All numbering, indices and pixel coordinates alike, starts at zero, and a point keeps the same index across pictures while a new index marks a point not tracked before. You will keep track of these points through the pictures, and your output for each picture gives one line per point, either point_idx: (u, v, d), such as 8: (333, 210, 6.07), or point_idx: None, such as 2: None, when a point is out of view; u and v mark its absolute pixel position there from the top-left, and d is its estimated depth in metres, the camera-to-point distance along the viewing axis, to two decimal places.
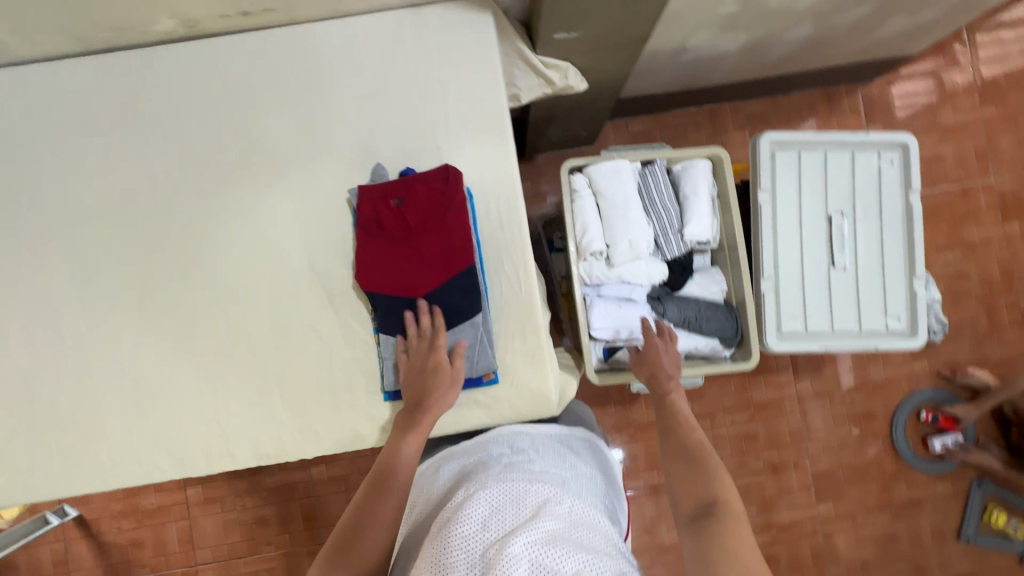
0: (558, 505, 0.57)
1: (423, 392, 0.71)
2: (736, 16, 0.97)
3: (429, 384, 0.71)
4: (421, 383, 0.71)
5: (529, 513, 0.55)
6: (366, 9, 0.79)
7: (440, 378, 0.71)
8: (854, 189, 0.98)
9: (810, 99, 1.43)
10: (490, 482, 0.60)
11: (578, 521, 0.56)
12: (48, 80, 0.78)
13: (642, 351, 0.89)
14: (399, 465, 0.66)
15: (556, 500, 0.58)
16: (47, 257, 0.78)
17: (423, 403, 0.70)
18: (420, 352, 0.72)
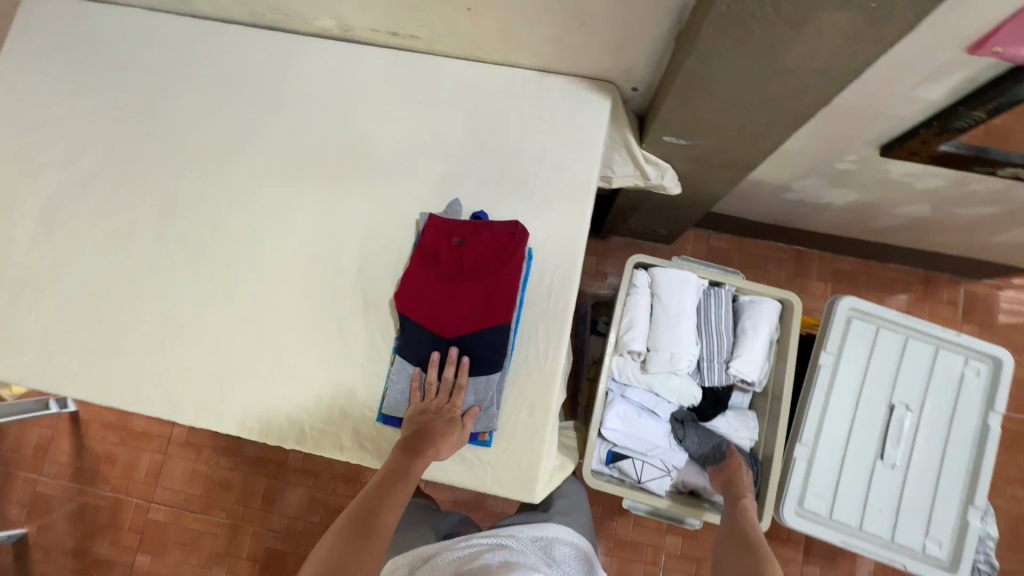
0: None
1: (429, 431, 0.70)
2: (851, 174, 0.95)
3: (438, 426, 0.70)
4: (427, 423, 0.70)
5: None
6: (499, 61, 0.84)
7: (449, 425, 0.70)
8: (928, 387, 0.90)
9: (907, 276, 1.35)
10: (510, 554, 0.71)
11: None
12: (214, 37, 0.88)
13: (723, 459, 0.91)
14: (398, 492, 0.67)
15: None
16: (148, 180, 0.86)
17: (427, 442, 0.69)
18: (436, 398, 0.72)
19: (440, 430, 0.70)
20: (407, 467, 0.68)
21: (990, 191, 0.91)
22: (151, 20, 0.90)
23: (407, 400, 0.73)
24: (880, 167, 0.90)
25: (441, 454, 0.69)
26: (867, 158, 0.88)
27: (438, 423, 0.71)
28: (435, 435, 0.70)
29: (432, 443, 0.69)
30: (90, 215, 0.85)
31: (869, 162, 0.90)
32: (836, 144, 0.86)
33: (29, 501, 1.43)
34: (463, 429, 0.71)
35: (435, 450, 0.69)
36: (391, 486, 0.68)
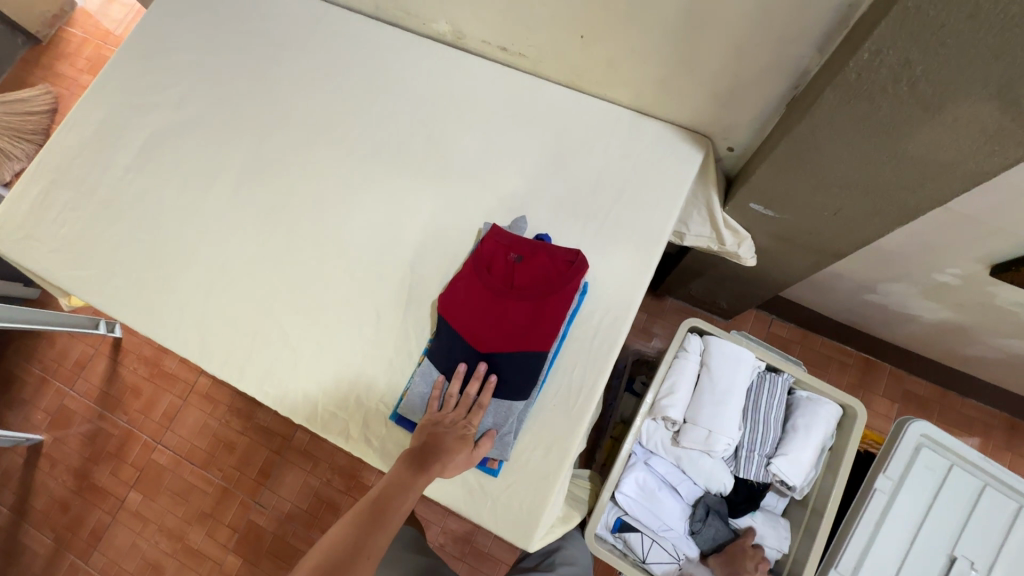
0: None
1: (435, 446, 0.66)
2: (949, 289, 0.87)
3: (448, 443, 0.66)
4: (435, 437, 0.67)
5: None
6: (597, 95, 0.83)
7: (460, 444, 0.66)
8: (1002, 549, 0.77)
9: (989, 418, 1.21)
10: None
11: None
12: (338, 22, 0.93)
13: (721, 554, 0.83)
14: (398, 503, 0.64)
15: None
16: (243, 137, 0.90)
17: (435, 458, 0.65)
18: (450, 413, 0.69)
19: (448, 447, 0.66)
20: (406, 486, 0.64)
21: None
22: None
23: (425, 408, 0.70)
24: (985, 288, 0.81)
25: (447, 472, 0.65)
26: (973, 275, 0.80)
27: (446, 440, 0.66)
28: (442, 451, 0.66)
29: (437, 461, 0.65)
30: (181, 155, 0.89)
31: (974, 281, 0.81)
32: (940, 252, 0.78)
33: (53, 411, 1.49)
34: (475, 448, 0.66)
35: (438, 468, 0.65)
36: (388, 504, 0.65)
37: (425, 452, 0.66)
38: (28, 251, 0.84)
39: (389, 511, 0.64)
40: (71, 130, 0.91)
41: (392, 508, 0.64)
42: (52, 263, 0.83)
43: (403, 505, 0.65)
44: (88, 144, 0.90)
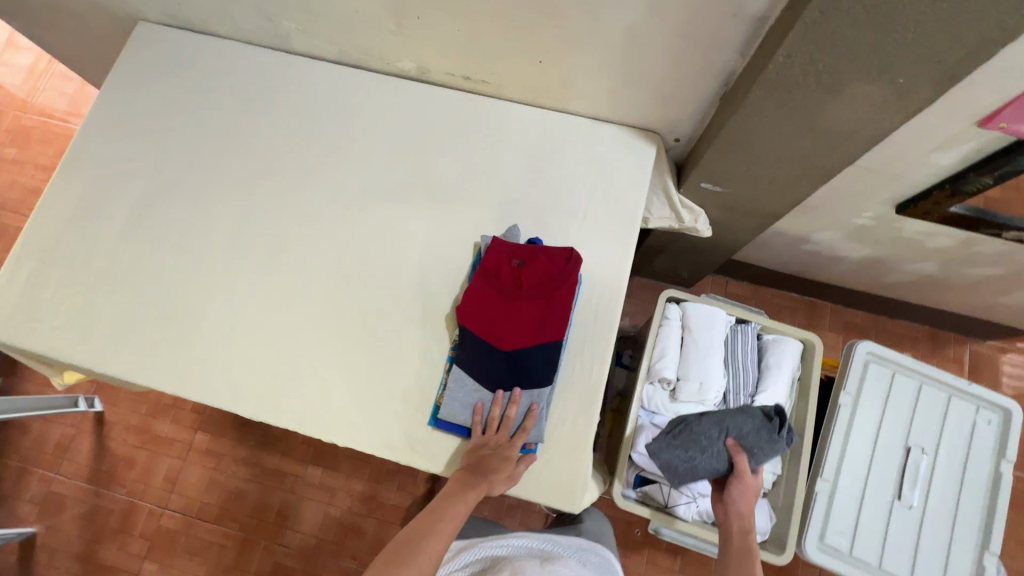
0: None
1: (483, 465, 0.75)
2: (867, 229, 1.03)
3: (494, 462, 0.75)
4: (485, 457, 0.75)
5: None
6: (556, 108, 0.94)
7: (504, 463, 0.75)
8: (942, 432, 0.95)
9: (915, 332, 1.42)
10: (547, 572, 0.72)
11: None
12: (301, 70, 0.98)
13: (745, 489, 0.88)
14: (449, 513, 0.73)
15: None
16: (229, 191, 0.93)
17: (482, 473, 0.74)
18: (500, 436, 0.76)
19: (494, 469, 0.74)
20: (455, 497, 0.73)
21: (997, 253, 0.99)
22: (245, 50, 1.00)
23: (468, 423, 0.78)
24: (895, 224, 0.98)
25: (491, 489, 0.73)
26: (884, 215, 0.97)
27: (493, 461, 0.75)
28: (488, 472, 0.74)
29: (483, 478, 0.73)
30: (170, 217, 0.92)
31: (885, 219, 0.98)
32: (856, 201, 0.95)
33: (42, 500, 1.43)
34: (515, 476, 0.75)
35: (484, 481, 0.73)
36: (437, 517, 0.72)
37: (474, 470, 0.75)
38: (33, 336, 0.84)
39: (438, 523, 0.72)
40: (51, 210, 0.92)
41: (446, 517, 0.72)
42: (60, 341, 0.84)
43: (455, 515, 0.73)
44: (71, 220, 0.91)
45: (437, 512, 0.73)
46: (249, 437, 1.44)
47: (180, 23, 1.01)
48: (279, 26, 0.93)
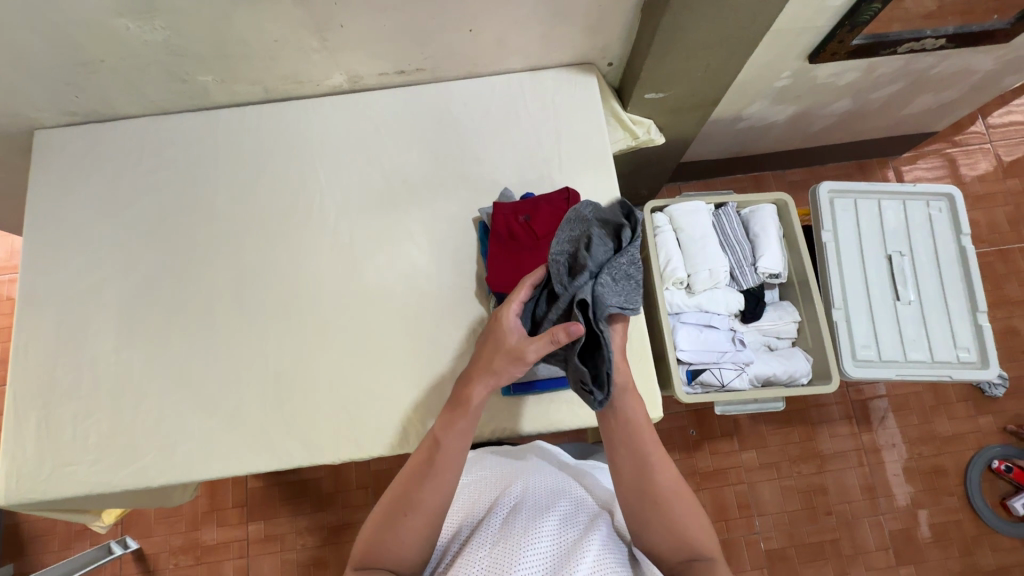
0: (608, 559, 0.61)
1: (475, 367, 0.73)
2: (788, 88, 1.15)
3: (491, 355, 0.72)
4: (478, 359, 0.73)
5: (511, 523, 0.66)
6: (493, 72, 0.97)
7: (502, 351, 0.71)
8: (909, 232, 1.08)
9: (846, 169, 1.60)
10: (550, 513, 0.68)
11: (610, 557, 0.61)
12: (231, 122, 0.96)
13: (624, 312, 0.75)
14: (444, 450, 0.68)
15: (610, 542, 0.64)
16: (211, 262, 0.90)
17: (478, 375, 0.71)
18: (507, 329, 0.73)
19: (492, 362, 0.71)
20: (453, 418, 0.70)
21: (894, 70, 1.13)
22: (165, 122, 0.96)
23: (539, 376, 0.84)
24: (809, 75, 1.10)
25: (492, 379, 0.71)
26: (799, 70, 1.08)
27: (486, 355, 0.73)
28: (485, 368, 0.72)
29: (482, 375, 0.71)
30: (166, 309, 0.88)
31: (800, 74, 1.10)
32: (774, 65, 1.05)
33: None
34: (521, 360, 0.70)
35: (468, 406, 0.70)
36: (432, 453, 0.68)
37: (464, 383, 0.72)
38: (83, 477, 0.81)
39: (435, 457, 0.68)
40: (37, 351, 0.86)
41: (441, 460, 0.67)
42: (112, 469, 0.82)
43: (449, 451, 0.68)
44: (65, 354, 0.86)
45: (427, 458, 0.68)
46: (304, 506, 1.40)
47: (83, 118, 0.94)
48: (194, 84, 0.90)
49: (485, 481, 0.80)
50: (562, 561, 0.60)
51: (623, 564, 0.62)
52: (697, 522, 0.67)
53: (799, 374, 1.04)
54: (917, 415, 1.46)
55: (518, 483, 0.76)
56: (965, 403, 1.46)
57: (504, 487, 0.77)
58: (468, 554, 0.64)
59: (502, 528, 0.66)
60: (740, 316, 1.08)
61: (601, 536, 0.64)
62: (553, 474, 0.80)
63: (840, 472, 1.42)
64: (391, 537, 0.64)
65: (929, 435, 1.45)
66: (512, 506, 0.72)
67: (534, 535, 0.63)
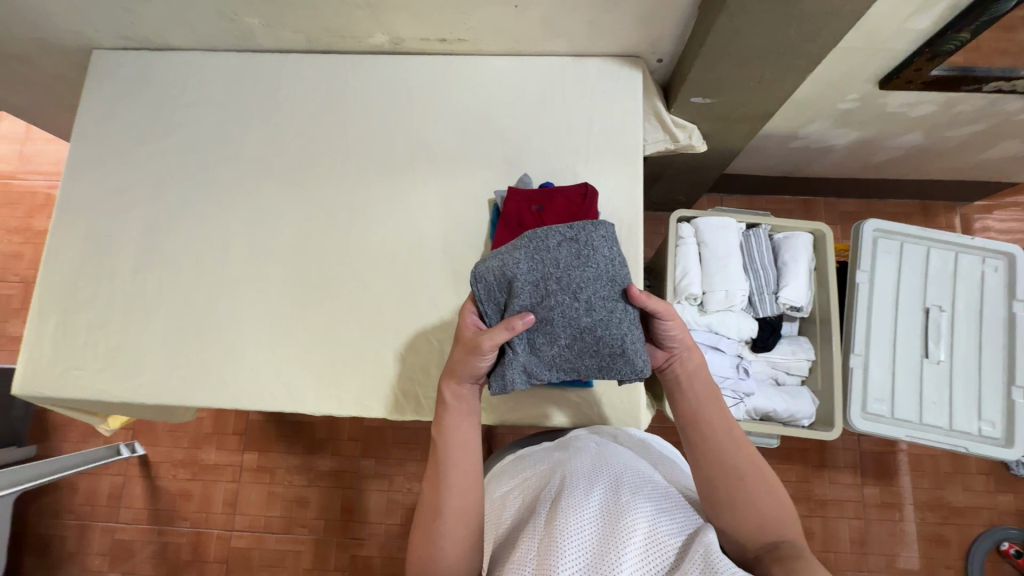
0: (664, 518, 0.56)
1: (449, 367, 0.69)
2: (852, 113, 1.07)
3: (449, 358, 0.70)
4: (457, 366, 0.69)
5: (552, 508, 0.59)
6: (537, 53, 0.94)
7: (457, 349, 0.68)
8: (954, 289, 1.00)
9: (906, 208, 1.49)
10: (590, 482, 0.62)
11: (663, 514, 0.56)
12: (273, 67, 0.97)
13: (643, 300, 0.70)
14: (448, 449, 0.66)
15: (662, 504, 0.59)
16: (232, 202, 0.93)
17: (445, 374, 0.70)
18: (461, 327, 0.68)
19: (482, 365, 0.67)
20: (445, 416, 0.68)
21: (977, 109, 1.03)
22: (212, 59, 0.98)
23: None
24: (878, 101, 1.02)
25: (456, 369, 0.68)
26: (867, 94, 1.00)
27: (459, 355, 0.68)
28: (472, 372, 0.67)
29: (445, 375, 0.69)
30: (184, 240, 0.92)
31: (868, 98, 1.01)
32: (840, 85, 0.97)
33: (110, 549, 1.46)
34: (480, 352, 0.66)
35: (461, 397, 0.68)
36: (439, 455, 0.66)
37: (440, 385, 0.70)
38: (88, 382, 0.87)
39: (440, 456, 0.65)
40: (66, 259, 0.92)
41: (450, 461, 0.65)
42: (114, 381, 0.87)
43: (457, 448, 0.66)
44: (90, 265, 0.92)
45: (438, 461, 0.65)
46: (297, 446, 1.47)
47: (138, 44, 0.98)
48: (241, 25, 0.91)
49: (525, 467, 0.74)
50: (608, 528, 0.54)
51: (680, 531, 0.56)
52: (782, 509, 0.59)
53: (800, 415, 1.00)
54: (930, 479, 1.38)
55: (557, 462, 0.69)
56: (986, 477, 1.37)
57: (545, 468, 0.70)
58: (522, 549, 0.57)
59: (544, 518, 0.59)
60: (751, 344, 1.04)
61: (648, 497, 0.59)
62: (586, 444, 0.73)
63: (833, 520, 1.37)
64: (432, 548, 0.61)
65: (939, 502, 1.37)
66: (552, 486, 0.65)
67: (575, 521, 0.56)
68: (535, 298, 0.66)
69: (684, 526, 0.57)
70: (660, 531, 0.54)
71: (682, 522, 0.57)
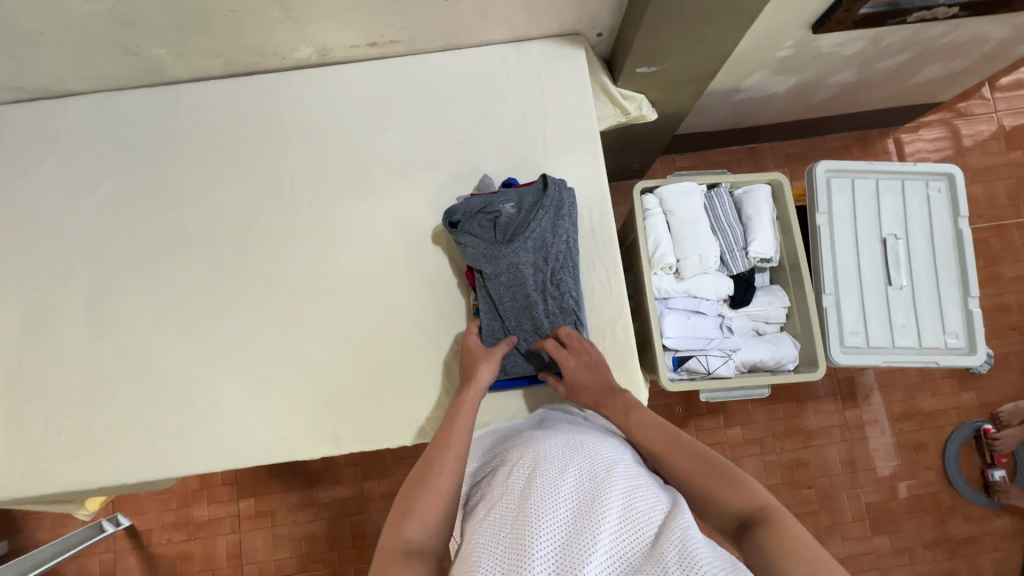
0: (637, 492, 0.57)
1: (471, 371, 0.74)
2: (789, 59, 1.08)
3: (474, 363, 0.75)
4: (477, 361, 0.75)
5: (521, 496, 0.57)
6: (474, 44, 0.90)
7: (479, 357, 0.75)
8: (905, 215, 1.05)
9: (846, 140, 1.55)
10: (560, 468, 0.60)
11: (636, 488, 0.57)
12: (193, 97, 0.89)
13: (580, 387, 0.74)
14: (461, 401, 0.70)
15: (634, 484, 0.58)
16: (179, 252, 0.86)
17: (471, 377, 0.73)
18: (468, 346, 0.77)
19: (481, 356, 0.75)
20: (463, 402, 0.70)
21: (903, 39, 1.07)
22: (122, 99, 0.89)
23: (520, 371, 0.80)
24: (812, 44, 1.03)
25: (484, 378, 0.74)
26: (802, 40, 1.01)
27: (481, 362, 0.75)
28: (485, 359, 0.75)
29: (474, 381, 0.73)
30: (133, 301, 0.85)
31: (803, 43, 1.03)
32: (776, 35, 0.98)
33: None
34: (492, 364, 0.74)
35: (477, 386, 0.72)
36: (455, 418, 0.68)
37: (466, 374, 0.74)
38: (58, 472, 0.80)
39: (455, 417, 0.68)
40: (4, 345, 0.84)
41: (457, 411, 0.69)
42: (86, 466, 0.81)
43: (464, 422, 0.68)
44: (32, 347, 0.84)
45: (444, 439, 0.65)
46: (294, 483, 1.42)
47: (32, 93, 0.88)
48: (148, 58, 0.83)
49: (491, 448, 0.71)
50: (580, 508, 0.54)
51: (652, 509, 0.55)
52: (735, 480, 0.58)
53: (784, 360, 1.03)
54: (903, 391, 1.47)
55: (527, 441, 0.67)
56: (950, 379, 1.48)
57: (512, 449, 0.67)
58: (489, 534, 0.55)
59: (514, 503, 0.57)
60: (729, 301, 1.06)
61: (624, 471, 0.60)
62: (559, 424, 0.71)
63: (823, 447, 1.45)
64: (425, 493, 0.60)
65: (913, 411, 1.46)
66: (521, 467, 0.62)
67: (546, 510, 0.54)
68: (509, 273, 0.77)
69: (658, 504, 0.56)
70: (638, 499, 0.55)
71: (660, 494, 0.57)
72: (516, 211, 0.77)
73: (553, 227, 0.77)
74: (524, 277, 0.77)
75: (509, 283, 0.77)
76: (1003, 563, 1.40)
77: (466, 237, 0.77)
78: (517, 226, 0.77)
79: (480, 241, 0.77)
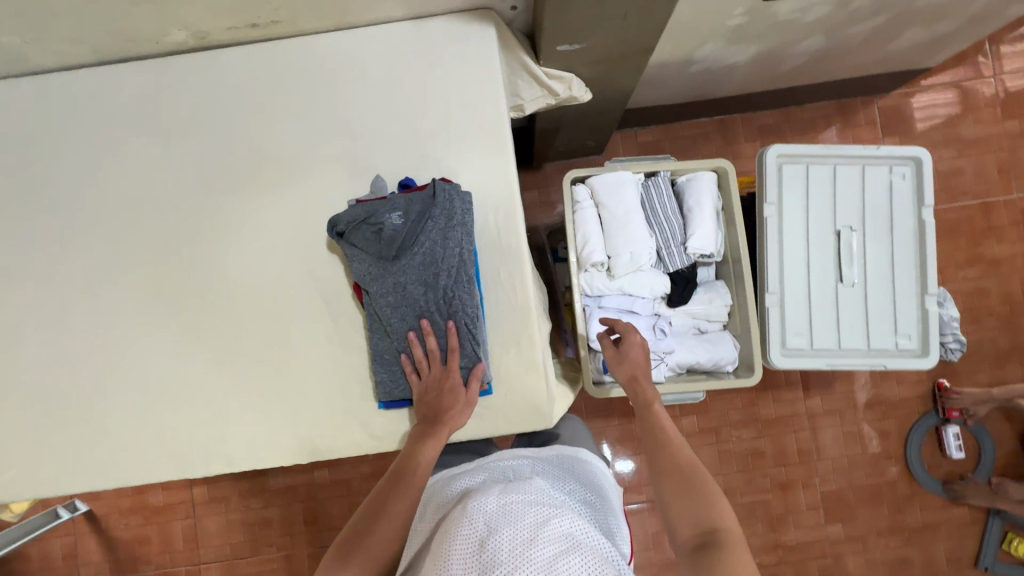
0: (563, 559, 0.51)
1: (443, 407, 0.73)
2: (744, 27, 0.96)
3: (445, 402, 0.73)
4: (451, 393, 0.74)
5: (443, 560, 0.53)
6: (371, 22, 0.80)
7: (456, 398, 0.74)
8: (863, 204, 0.96)
9: (825, 110, 1.42)
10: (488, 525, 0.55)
11: (562, 553, 0.51)
12: (64, 87, 0.81)
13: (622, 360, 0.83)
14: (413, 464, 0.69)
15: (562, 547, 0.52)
16: (59, 259, 0.81)
17: (441, 418, 0.73)
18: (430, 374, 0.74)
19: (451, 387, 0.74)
20: (422, 450, 0.71)
21: (874, 2, 0.94)
22: None
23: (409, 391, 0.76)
24: (766, 11, 0.91)
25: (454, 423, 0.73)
26: (754, 7, 0.89)
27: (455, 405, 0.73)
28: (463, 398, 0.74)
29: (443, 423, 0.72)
30: (15, 313, 0.81)
31: (755, 10, 0.91)
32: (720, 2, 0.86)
33: None
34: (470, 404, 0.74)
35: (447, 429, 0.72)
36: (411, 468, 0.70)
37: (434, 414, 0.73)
38: None
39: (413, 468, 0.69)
40: None
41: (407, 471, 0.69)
42: None
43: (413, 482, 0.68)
44: None
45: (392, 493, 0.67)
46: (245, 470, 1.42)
47: None
48: (1, 46, 0.75)
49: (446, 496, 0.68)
50: None
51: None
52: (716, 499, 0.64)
53: (723, 362, 0.97)
54: (869, 379, 1.42)
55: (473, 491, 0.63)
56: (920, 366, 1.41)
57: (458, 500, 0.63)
58: None
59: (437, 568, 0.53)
60: (667, 299, 0.99)
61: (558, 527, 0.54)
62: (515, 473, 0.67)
63: (781, 436, 1.41)
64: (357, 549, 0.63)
65: (878, 400, 1.41)
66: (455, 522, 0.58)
67: None
68: (395, 287, 0.74)
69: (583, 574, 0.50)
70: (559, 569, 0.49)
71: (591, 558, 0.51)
72: (403, 221, 0.73)
73: (441, 238, 0.73)
74: (410, 292, 0.74)
75: (396, 299, 0.74)
76: (957, 550, 1.39)
77: (353, 250, 0.74)
78: (404, 238, 0.73)
79: (365, 255, 0.74)
